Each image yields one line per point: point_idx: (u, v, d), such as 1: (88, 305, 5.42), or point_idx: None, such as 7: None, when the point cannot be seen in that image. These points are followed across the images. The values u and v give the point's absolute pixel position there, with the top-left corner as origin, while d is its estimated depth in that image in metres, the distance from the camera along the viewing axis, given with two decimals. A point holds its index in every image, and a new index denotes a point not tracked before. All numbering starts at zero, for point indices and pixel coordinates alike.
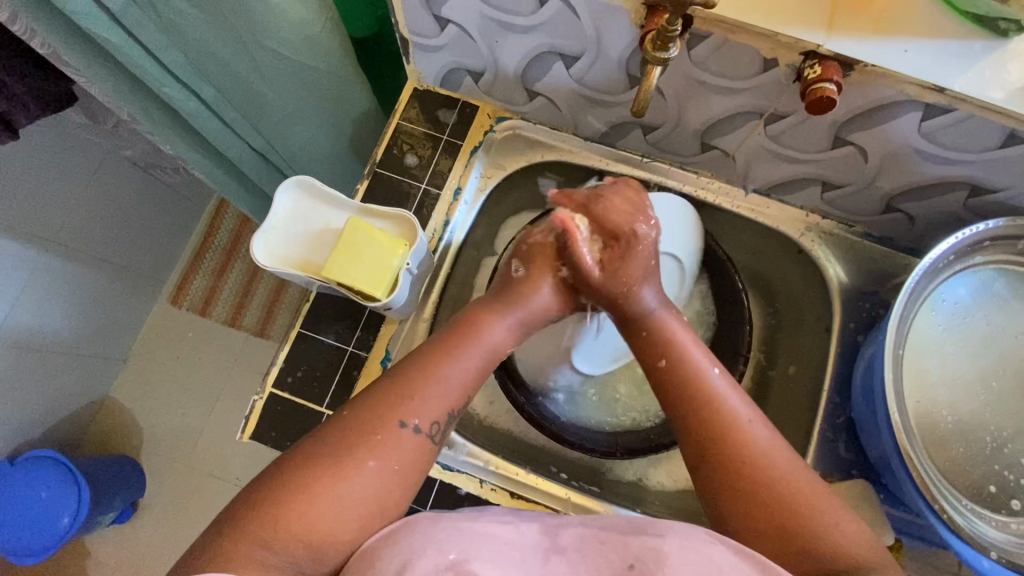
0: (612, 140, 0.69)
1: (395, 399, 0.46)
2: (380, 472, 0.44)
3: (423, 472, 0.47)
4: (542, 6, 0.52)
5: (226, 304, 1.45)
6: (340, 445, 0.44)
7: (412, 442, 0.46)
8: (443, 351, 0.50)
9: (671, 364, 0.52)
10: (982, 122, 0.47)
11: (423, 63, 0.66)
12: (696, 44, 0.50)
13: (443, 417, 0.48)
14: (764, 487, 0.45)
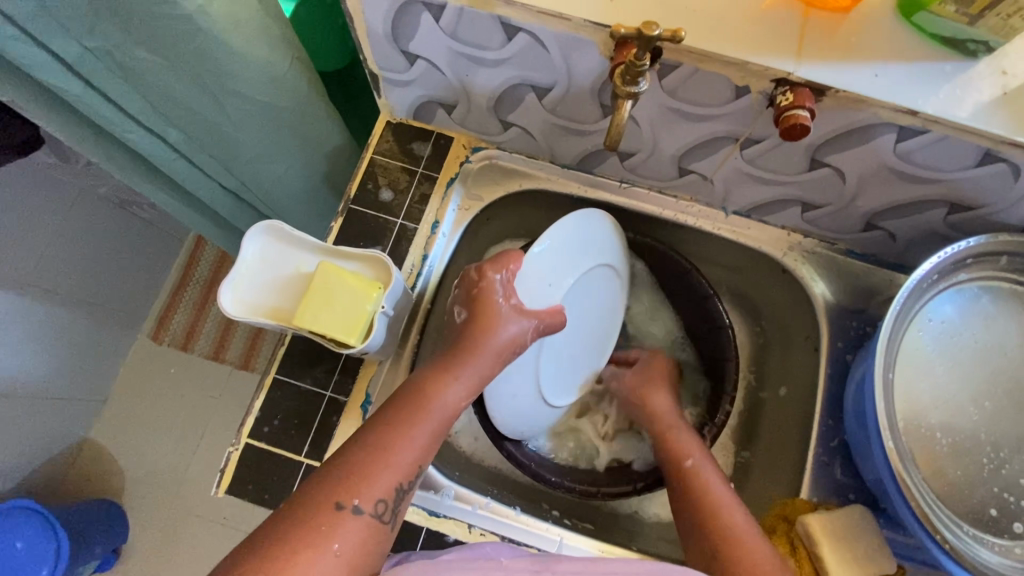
0: (590, 166, 0.68)
1: (335, 482, 0.44)
2: (322, 563, 0.40)
3: (376, 558, 0.44)
4: (511, 40, 0.51)
5: (209, 340, 1.41)
6: (272, 541, 0.40)
7: (355, 526, 0.42)
8: (392, 425, 0.49)
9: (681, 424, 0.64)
10: (958, 143, 0.47)
11: (394, 97, 0.65)
12: (668, 74, 0.49)
13: (389, 496, 0.45)
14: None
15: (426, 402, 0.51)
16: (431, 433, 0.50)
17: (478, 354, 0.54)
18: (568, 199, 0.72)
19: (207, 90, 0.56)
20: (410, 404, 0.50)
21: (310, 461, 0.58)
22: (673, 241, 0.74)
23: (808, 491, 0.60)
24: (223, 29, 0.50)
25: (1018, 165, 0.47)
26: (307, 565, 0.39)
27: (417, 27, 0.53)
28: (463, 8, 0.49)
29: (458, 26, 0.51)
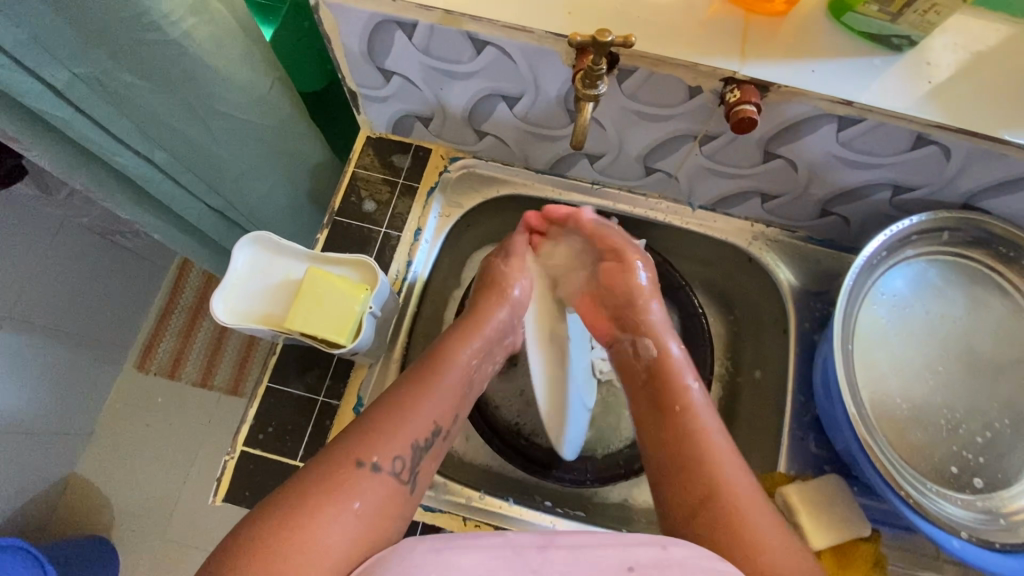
0: (562, 170, 0.72)
1: (355, 443, 0.48)
2: (343, 518, 0.44)
3: (396, 518, 0.48)
4: (479, 53, 0.55)
5: (196, 367, 1.41)
6: (298, 495, 0.44)
7: (374, 482, 0.47)
8: (407, 394, 0.53)
9: (687, 408, 0.56)
10: (892, 129, 0.51)
11: (373, 113, 0.69)
12: (626, 78, 0.53)
13: (406, 454, 0.50)
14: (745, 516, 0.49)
15: (441, 366, 0.56)
16: (446, 396, 0.54)
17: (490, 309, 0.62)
18: (543, 202, 0.76)
19: (194, 110, 0.58)
20: (423, 373, 0.55)
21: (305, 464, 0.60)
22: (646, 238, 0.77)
23: (785, 465, 0.63)
24: (206, 52, 0.53)
25: (947, 147, 0.51)
26: (331, 517, 0.43)
27: (392, 46, 0.57)
28: (434, 25, 0.52)
29: (429, 42, 0.55)
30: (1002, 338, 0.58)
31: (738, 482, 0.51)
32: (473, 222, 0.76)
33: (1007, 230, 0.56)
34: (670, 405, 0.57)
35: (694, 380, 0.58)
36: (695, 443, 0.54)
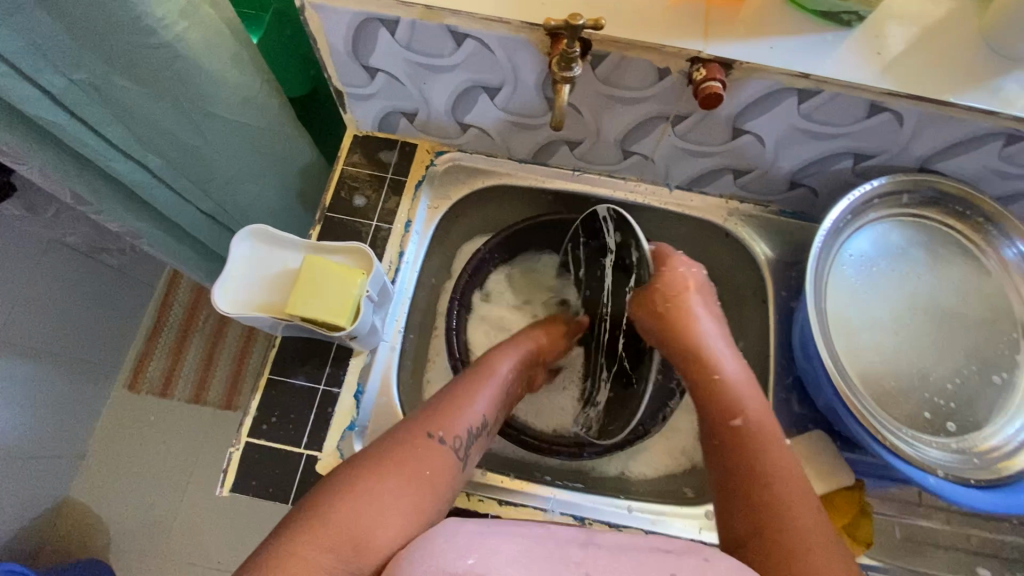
0: (544, 159, 0.75)
1: (422, 422, 0.56)
2: (415, 479, 0.50)
3: (452, 490, 0.53)
4: (460, 46, 0.58)
5: (190, 382, 1.41)
6: (379, 459, 0.51)
7: (440, 453, 0.54)
8: (462, 389, 0.60)
9: (730, 441, 0.53)
10: (847, 99, 0.55)
11: (359, 111, 0.71)
12: (599, 64, 0.56)
13: (464, 434, 0.57)
14: (800, 511, 0.48)
15: (488, 373, 0.63)
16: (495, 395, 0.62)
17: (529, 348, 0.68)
18: (528, 191, 0.79)
19: (187, 113, 0.60)
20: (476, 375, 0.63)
21: (309, 451, 0.61)
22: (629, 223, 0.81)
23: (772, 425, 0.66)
24: (197, 54, 0.55)
25: (899, 113, 0.55)
26: (405, 479, 0.50)
27: (375, 44, 0.59)
28: (415, 21, 0.55)
29: (412, 39, 0.58)
30: (963, 290, 0.62)
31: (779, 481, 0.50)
32: (460, 214, 0.79)
33: (959, 187, 0.60)
34: (712, 440, 0.55)
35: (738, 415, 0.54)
36: (737, 477, 0.52)
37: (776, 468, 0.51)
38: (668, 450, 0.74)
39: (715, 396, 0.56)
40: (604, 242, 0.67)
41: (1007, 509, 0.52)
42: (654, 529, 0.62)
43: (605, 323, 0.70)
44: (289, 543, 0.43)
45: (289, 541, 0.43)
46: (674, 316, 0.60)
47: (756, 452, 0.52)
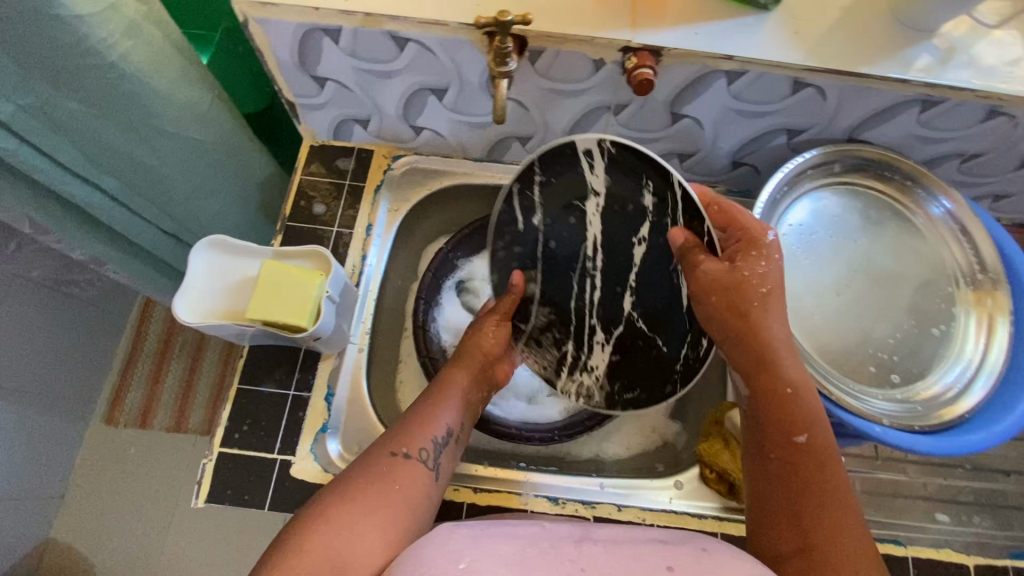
0: (499, 156, 0.77)
1: (388, 439, 0.57)
2: (387, 494, 0.51)
3: (428, 502, 0.55)
4: (402, 50, 0.60)
5: (169, 409, 1.39)
6: (355, 479, 0.52)
7: (409, 467, 0.55)
8: (423, 405, 0.62)
9: (788, 455, 0.51)
10: (771, 77, 0.58)
11: (312, 121, 0.73)
12: (537, 59, 0.59)
13: (429, 445, 0.58)
14: (834, 522, 0.47)
15: (444, 387, 0.64)
16: (455, 405, 0.63)
17: (475, 354, 0.68)
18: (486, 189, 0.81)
19: (138, 133, 0.61)
20: (440, 390, 0.64)
21: (283, 456, 0.62)
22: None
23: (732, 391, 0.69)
24: (143, 73, 0.56)
25: (821, 88, 0.59)
26: (377, 496, 0.51)
27: (321, 53, 0.61)
28: (357, 29, 0.57)
29: (355, 46, 0.60)
30: (894, 251, 0.66)
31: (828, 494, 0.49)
32: (421, 216, 0.80)
33: (878, 152, 0.65)
34: (769, 452, 0.53)
35: (803, 433, 0.52)
36: (789, 490, 0.50)
37: (832, 481, 0.49)
38: (639, 428, 0.76)
39: (784, 408, 0.53)
40: (584, 184, 0.57)
41: (948, 450, 0.55)
42: (627, 502, 0.63)
43: (592, 279, 0.63)
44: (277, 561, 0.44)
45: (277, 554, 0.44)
46: (755, 319, 0.55)
47: (818, 469, 0.50)
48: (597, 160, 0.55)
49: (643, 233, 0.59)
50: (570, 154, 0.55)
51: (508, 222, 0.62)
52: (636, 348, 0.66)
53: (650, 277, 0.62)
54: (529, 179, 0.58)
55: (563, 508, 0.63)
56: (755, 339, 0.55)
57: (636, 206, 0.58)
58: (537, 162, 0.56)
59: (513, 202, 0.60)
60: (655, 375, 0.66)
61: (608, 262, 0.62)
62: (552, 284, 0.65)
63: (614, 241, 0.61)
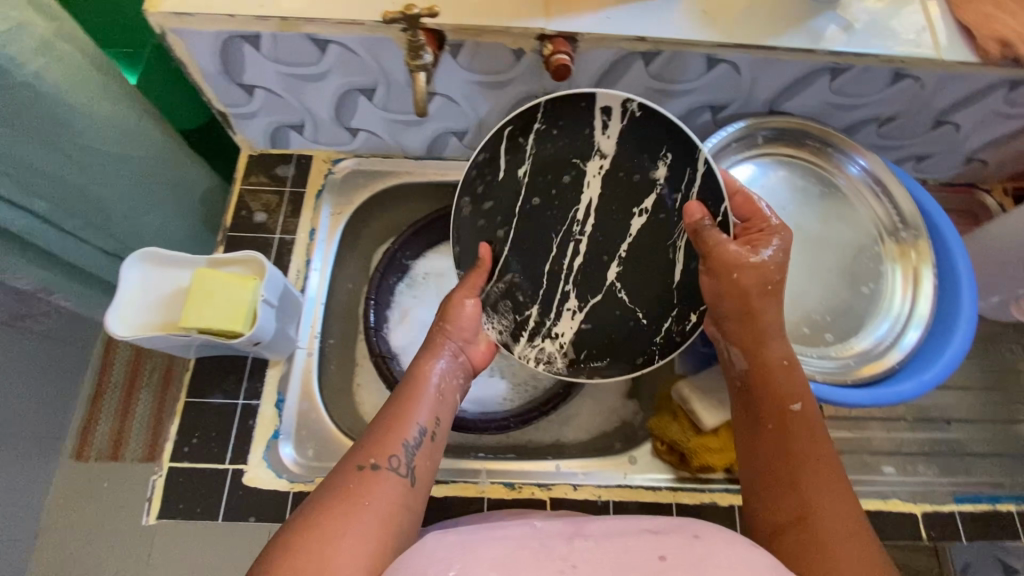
0: (439, 153, 0.78)
1: (361, 448, 0.51)
2: (359, 516, 0.46)
3: (407, 513, 0.49)
4: (324, 52, 0.60)
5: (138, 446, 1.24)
6: (327, 499, 0.47)
7: (380, 480, 0.49)
8: (396, 403, 0.55)
9: (785, 429, 0.52)
10: (685, 56, 0.60)
11: (247, 130, 0.73)
12: (458, 53, 0.60)
13: (401, 451, 0.51)
14: (830, 506, 0.47)
15: (417, 379, 0.58)
16: (430, 400, 0.56)
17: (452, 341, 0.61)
18: (429, 186, 0.81)
19: (64, 152, 0.61)
20: (414, 382, 0.58)
21: (235, 465, 0.62)
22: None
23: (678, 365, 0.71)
24: (59, 90, 0.56)
25: (734, 64, 0.61)
26: (347, 519, 0.45)
27: (244, 62, 0.62)
28: (275, 33, 0.58)
29: (277, 51, 0.60)
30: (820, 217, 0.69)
31: (823, 476, 0.49)
32: (367, 218, 0.81)
33: (792, 121, 0.67)
34: (765, 424, 0.53)
35: (797, 400, 0.53)
36: (783, 463, 0.50)
37: (824, 455, 0.50)
38: (598, 411, 0.77)
39: (771, 382, 0.54)
40: (592, 142, 0.60)
41: (878, 401, 0.57)
42: (583, 481, 0.65)
43: (575, 246, 0.65)
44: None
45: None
46: (760, 302, 0.56)
47: (810, 443, 0.51)
48: (612, 118, 0.58)
49: (647, 206, 0.62)
50: (586, 109, 0.57)
51: (489, 170, 0.61)
52: (612, 318, 0.67)
53: (643, 249, 0.64)
54: (528, 126, 0.59)
55: (520, 492, 0.64)
56: (747, 319, 0.56)
57: (643, 176, 0.61)
58: (545, 105, 0.57)
59: (503, 145, 0.60)
60: (629, 346, 0.67)
61: (596, 232, 0.65)
62: (528, 246, 0.65)
63: (607, 210, 0.64)
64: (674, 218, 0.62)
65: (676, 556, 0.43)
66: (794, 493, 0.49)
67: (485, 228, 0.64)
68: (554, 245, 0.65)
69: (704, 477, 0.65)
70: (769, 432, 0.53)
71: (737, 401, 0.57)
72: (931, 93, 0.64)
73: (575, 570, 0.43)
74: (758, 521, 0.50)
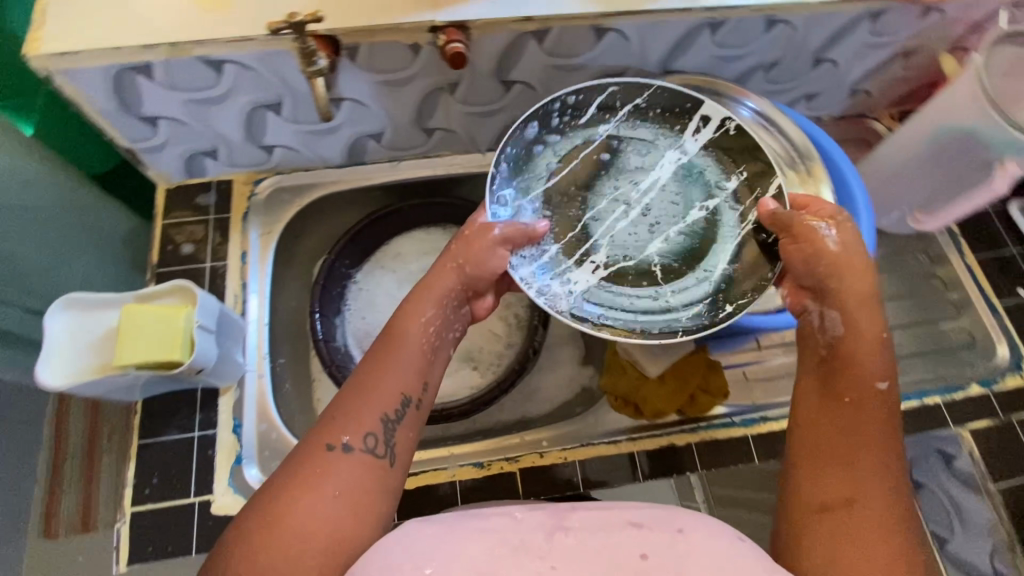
0: (360, 158, 0.78)
1: (327, 426, 0.48)
2: (323, 502, 0.44)
3: (380, 493, 0.47)
4: (220, 74, 0.60)
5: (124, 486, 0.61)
6: (287, 483, 0.45)
7: (347, 461, 0.46)
8: (377, 368, 0.51)
9: (861, 405, 0.48)
10: (573, 29, 0.63)
11: (159, 164, 0.72)
12: (356, 56, 0.61)
13: (377, 429, 0.48)
14: (881, 499, 0.44)
15: (402, 336, 0.53)
16: (414, 363, 0.52)
17: (446, 291, 0.57)
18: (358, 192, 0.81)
19: None
20: (407, 341, 0.53)
21: (200, 497, 0.61)
22: (465, 193, 0.84)
23: None
24: None
25: (622, 31, 0.64)
26: (308, 504, 0.43)
27: (141, 94, 0.61)
28: (166, 60, 0.58)
29: (170, 78, 0.60)
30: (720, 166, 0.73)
31: (882, 467, 0.45)
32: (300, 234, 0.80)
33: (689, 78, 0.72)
34: (840, 396, 0.48)
35: (885, 380, 0.49)
36: (845, 440, 0.47)
37: (887, 446, 0.46)
38: (559, 383, 0.80)
39: (856, 356, 0.50)
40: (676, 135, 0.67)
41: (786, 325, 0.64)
42: (548, 449, 0.67)
43: (615, 222, 0.67)
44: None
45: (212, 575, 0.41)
46: (851, 281, 0.52)
47: (876, 431, 0.47)
48: (706, 126, 0.67)
49: (709, 204, 0.67)
50: (688, 110, 0.66)
51: (568, 117, 0.66)
52: (634, 279, 0.65)
53: (689, 232, 0.66)
54: (630, 100, 0.66)
55: (490, 470, 0.66)
56: (843, 284, 0.52)
57: (711, 182, 0.67)
58: (655, 89, 0.65)
59: (595, 98, 0.66)
60: (650, 305, 0.64)
61: (642, 209, 0.68)
62: (577, 207, 0.67)
63: (666, 197, 0.68)
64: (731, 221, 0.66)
65: (659, 555, 0.42)
66: (850, 475, 0.45)
67: (535, 158, 0.66)
68: (589, 223, 0.67)
69: (661, 422, 0.69)
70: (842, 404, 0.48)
71: (812, 367, 0.52)
72: (804, 35, 0.70)
73: (554, 570, 0.41)
74: (797, 497, 0.46)
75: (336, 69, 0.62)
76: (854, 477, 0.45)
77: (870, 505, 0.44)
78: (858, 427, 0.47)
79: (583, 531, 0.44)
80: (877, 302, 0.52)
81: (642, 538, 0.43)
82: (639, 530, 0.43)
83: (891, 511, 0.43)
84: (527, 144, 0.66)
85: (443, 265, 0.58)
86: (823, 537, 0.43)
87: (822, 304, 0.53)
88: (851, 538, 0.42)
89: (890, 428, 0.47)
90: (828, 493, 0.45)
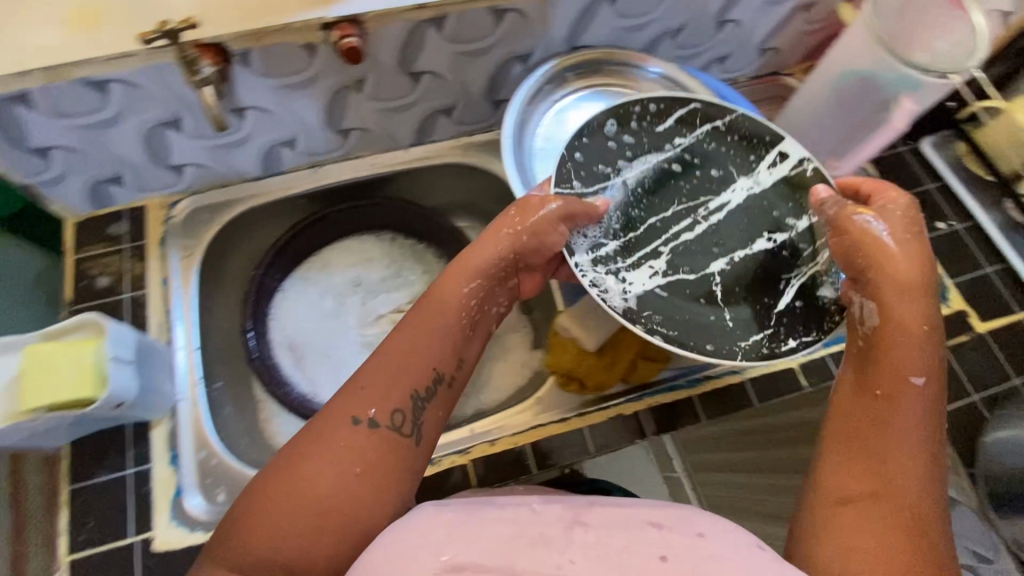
0: (278, 166, 0.76)
1: (359, 395, 0.46)
2: (343, 478, 0.43)
3: (396, 485, 0.45)
4: (106, 95, 0.58)
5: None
6: (314, 437, 0.44)
7: (374, 434, 0.45)
8: (410, 343, 0.50)
9: (893, 399, 0.45)
10: (471, 13, 0.63)
11: (62, 198, 0.69)
12: (250, 61, 0.60)
13: (405, 406, 0.47)
14: (903, 500, 0.42)
15: (444, 306, 0.52)
16: (448, 345, 0.51)
17: (495, 265, 0.55)
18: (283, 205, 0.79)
19: None
20: (453, 301, 0.52)
21: (139, 536, 0.59)
22: (391, 190, 0.83)
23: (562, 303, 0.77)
24: None
25: (519, 10, 0.64)
26: (327, 472, 0.43)
27: (25, 128, 0.58)
28: (43, 86, 0.55)
29: (54, 105, 0.57)
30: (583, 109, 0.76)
31: (906, 467, 0.43)
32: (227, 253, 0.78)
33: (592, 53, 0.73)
34: (874, 388, 0.47)
35: (920, 376, 0.46)
36: (872, 430, 0.45)
37: (921, 444, 0.44)
38: (509, 371, 0.80)
39: (898, 347, 0.48)
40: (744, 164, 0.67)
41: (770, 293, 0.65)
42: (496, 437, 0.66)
43: (685, 239, 0.64)
44: (231, 532, 0.41)
45: (230, 531, 0.41)
46: (892, 272, 0.51)
47: (906, 424, 0.44)
48: (777, 154, 0.66)
49: (776, 236, 0.64)
50: (767, 140, 0.67)
51: (641, 128, 0.66)
52: (689, 301, 0.61)
53: (759, 263, 0.63)
54: (709, 117, 0.67)
55: (439, 466, 0.65)
56: (891, 277, 0.50)
57: (777, 216, 0.65)
58: (735, 114, 0.67)
59: (676, 109, 0.67)
60: (711, 330, 0.60)
61: (708, 227, 0.64)
62: (647, 218, 0.64)
63: (732, 216, 0.65)
64: (795, 262, 0.62)
65: (678, 555, 0.36)
66: (876, 466, 0.43)
67: (609, 149, 0.65)
68: (648, 232, 0.64)
69: (605, 395, 0.69)
70: (874, 397, 0.46)
71: (850, 361, 0.50)
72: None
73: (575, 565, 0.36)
74: (819, 489, 0.44)
75: (232, 73, 0.60)
76: (879, 468, 0.43)
77: (888, 503, 0.42)
78: (883, 419, 0.45)
79: (603, 526, 0.38)
80: (925, 295, 0.50)
81: (664, 540, 0.37)
82: (662, 531, 0.38)
83: (913, 511, 0.41)
84: (599, 132, 0.65)
85: (510, 232, 0.56)
86: (834, 524, 0.42)
87: (864, 296, 0.52)
88: (868, 528, 0.41)
89: (928, 428, 0.45)
90: (849, 473, 0.44)
